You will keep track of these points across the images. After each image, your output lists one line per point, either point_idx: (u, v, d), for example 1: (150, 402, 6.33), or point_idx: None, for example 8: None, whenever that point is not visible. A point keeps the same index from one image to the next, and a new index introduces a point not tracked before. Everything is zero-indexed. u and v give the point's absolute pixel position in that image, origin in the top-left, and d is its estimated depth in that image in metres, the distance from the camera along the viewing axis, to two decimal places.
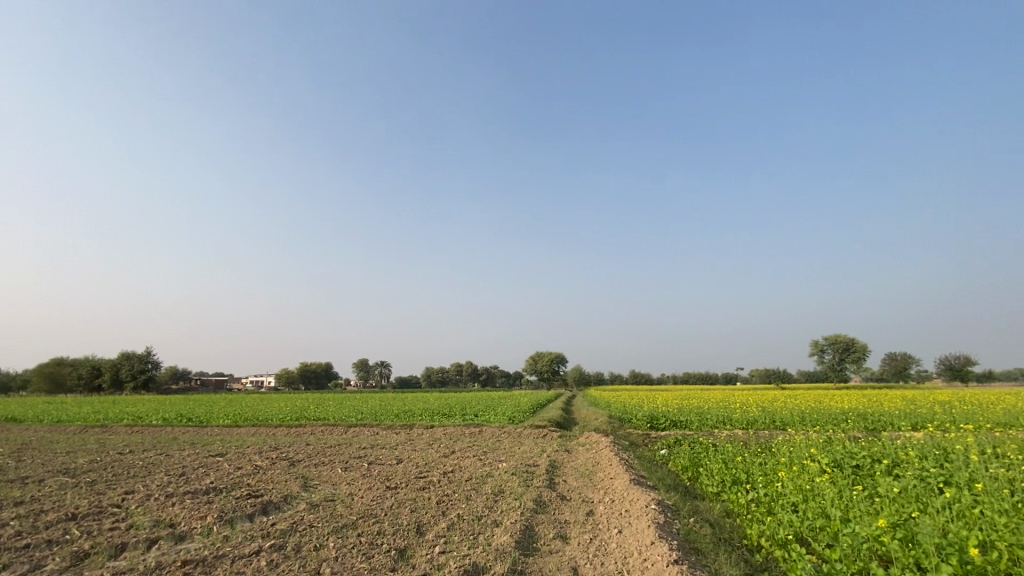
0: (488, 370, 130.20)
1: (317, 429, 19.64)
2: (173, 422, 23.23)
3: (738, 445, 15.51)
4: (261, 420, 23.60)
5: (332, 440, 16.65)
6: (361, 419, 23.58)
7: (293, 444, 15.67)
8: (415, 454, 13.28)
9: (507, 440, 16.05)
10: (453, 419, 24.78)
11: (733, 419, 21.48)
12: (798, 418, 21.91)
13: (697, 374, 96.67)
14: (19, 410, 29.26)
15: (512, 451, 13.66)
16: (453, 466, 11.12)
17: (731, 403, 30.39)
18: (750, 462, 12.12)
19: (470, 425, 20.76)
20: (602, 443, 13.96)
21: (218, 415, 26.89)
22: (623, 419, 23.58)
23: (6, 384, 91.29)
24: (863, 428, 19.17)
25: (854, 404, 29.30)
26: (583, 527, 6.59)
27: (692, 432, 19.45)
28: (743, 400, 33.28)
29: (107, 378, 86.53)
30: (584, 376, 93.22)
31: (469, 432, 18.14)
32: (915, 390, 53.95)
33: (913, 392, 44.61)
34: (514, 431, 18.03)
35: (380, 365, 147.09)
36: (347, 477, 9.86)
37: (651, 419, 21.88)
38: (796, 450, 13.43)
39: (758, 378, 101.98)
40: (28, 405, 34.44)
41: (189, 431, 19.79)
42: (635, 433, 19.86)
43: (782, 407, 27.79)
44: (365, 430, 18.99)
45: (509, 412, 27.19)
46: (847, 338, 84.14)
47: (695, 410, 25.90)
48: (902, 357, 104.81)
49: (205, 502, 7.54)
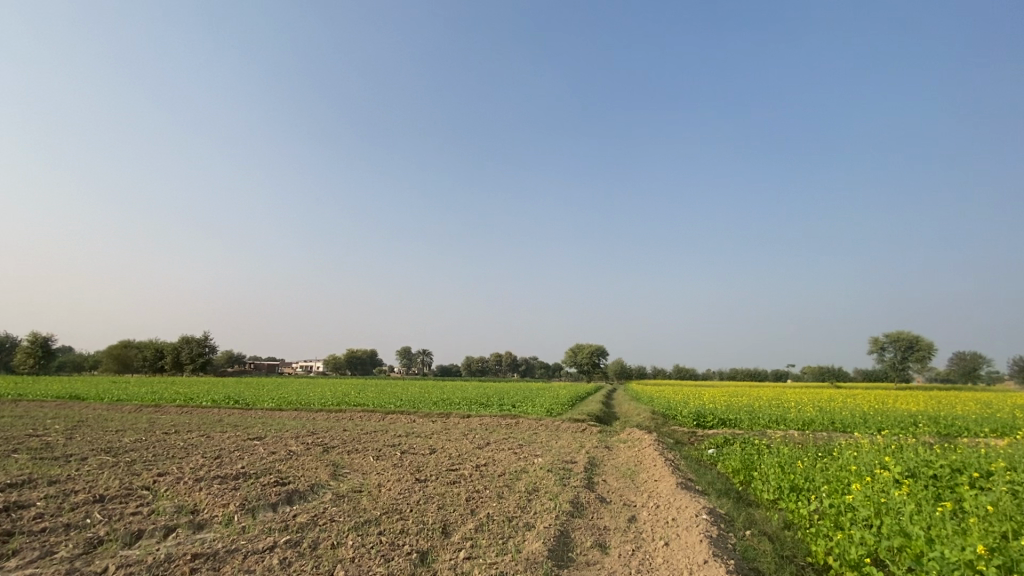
0: (527, 361, 130.25)
1: (356, 415, 19.72)
2: (221, 404, 24.00)
3: (795, 448, 14.37)
4: (304, 404, 24.05)
5: (368, 427, 16.60)
6: (399, 406, 23.67)
7: (330, 430, 15.67)
8: (450, 445, 12.94)
9: (545, 433, 15.51)
10: (491, 410, 24.47)
11: (787, 419, 20.14)
12: (859, 420, 20.33)
13: (744, 370, 93.21)
14: (87, 388, 31.14)
15: (549, 445, 13.11)
16: (487, 459, 10.67)
17: (784, 402, 28.74)
18: (811, 468, 11.07)
19: (507, 416, 20.38)
20: (645, 441, 13.17)
21: (264, 399, 27.65)
22: (667, 415, 22.60)
23: (81, 364, 98.48)
24: (936, 432, 17.50)
25: (923, 406, 27.03)
26: (625, 536, 5.95)
27: (743, 431, 18.31)
28: (796, 398, 31.48)
29: (170, 360, 91.75)
30: (625, 369, 91.52)
31: (506, 424, 17.71)
32: (986, 392, 49.97)
33: (984, 394, 41.28)
34: (553, 425, 17.47)
35: (422, 354, 149.65)
36: (378, 466, 9.56)
37: (698, 416, 20.82)
38: (863, 456, 12.23)
39: (811, 375, 97.22)
40: (96, 384, 36.74)
41: (234, 413, 20.34)
42: (680, 431, 18.91)
43: (841, 407, 26.00)
44: (402, 418, 18.93)
45: (548, 405, 26.68)
46: (910, 335, 78.86)
47: (745, 408, 24.53)
48: (972, 357, 97.44)
49: (231, 489, 7.41)
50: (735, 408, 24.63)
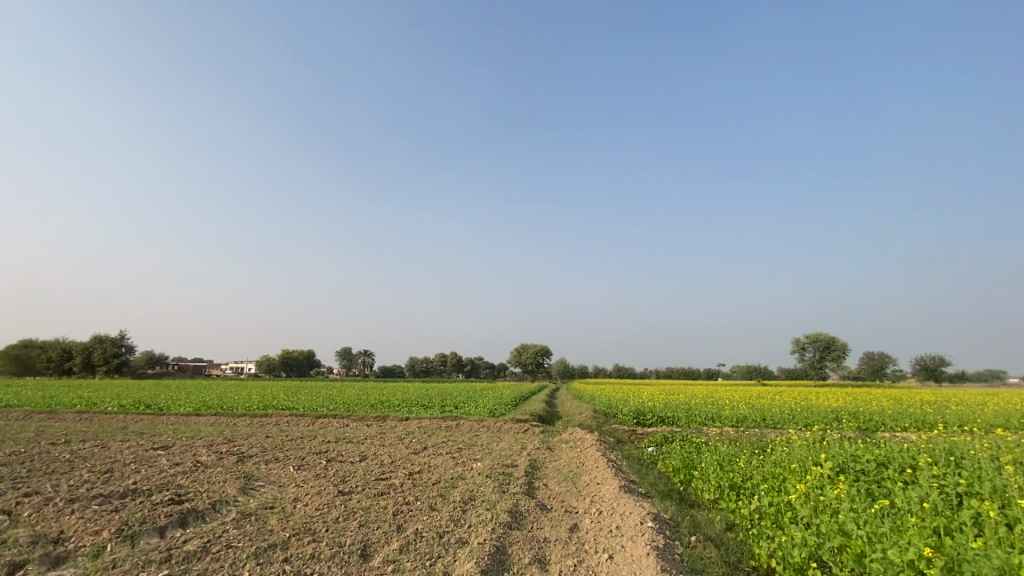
0: (471, 362, 129.36)
1: (283, 420, 18.32)
2: (130, 410, 21.71)
3: (731, 444, 14.57)
4: (226, 409, 22.19)
5: (296, 432, 15.37)
6: (332, 409, 22.31)
7: (251, 437, 14.34)
8: (383, 450, 12.07)
9: (485, 435, 14.93)
10: (431, 411, 23.61)
11: (722, 416, 20.65)
12: (788, 416, 21.16)
13: (680, 369, 96.86)
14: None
15: (489, 448, 12.54)
16: (422, 465, 9.93)
17: (718, 399, 29.69)
18: (748, 465, 11.14)
19: (447, 418, 19.63)
20: (588, 441, 12.87)
21: (181, 403, 25.34)
22: (608, 414, 22.63)
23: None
24: (857, 427, 18.43)
25: (842, 402, 28.71)
26: (567, 548, 5.46)
27: (681, 429, 18.51)
28: (729, 396, 32.67)
29: (78, 361, 83.62)
30: (568, 369, 92.67)
31: (445, 426, 16.96)
32: (890, 388, 54.36)
33: (890, 391, 44.71)
34: (494, 426, 16.91)
35: (363, 354, 145.11)
36: (298, 478, 8.61)
37: (638, 414, 20.94)
38: (795, 452, 12.50)
39: (740, 374, 102.48)
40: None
41: (142, 419, 18.35)
42: (621, 429, 18.89)
43: (770, 404, 27.14)
44: (334, 422, 17.74)
45: (490, 405, 26.16)
46: (828, 336, 84.77)
47: (683, 406, 25.02)
48: (880, 357, 106.22)
49: (112, 510, 6.31)
50: (673, 406, 25.08)
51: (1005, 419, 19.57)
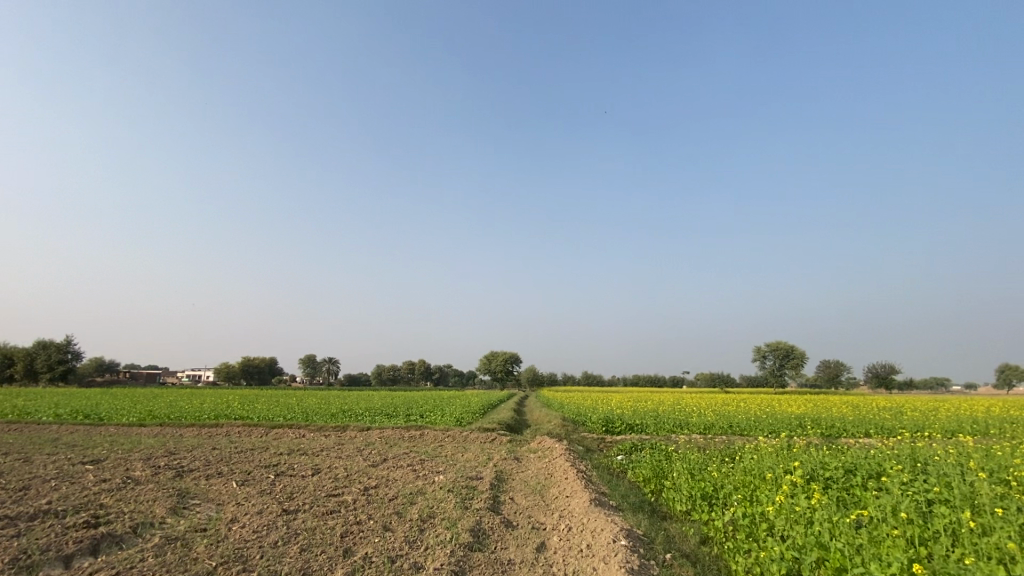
0: (440, 369, 127.78)
1: (235, 430, 17.23)
2: (66, 420, 20.12)
3: (701, 452, 14.37)
4: (174, 418, 20.83)
5: (247, 444, 14.40)
6: (290, 418, 21.22)
7: (197, 449, 13.34)
8: (339, 463, 11.31)
9: (449, 445, 14.28)
10: (395, 420, 22.76)
11: (690, 424, 20.58)
12: (754, 423, 21.26)
13: (647, 377, 98.07)
14: None
15: (454, 459, 11.92)
16: (380, 479, 9.26)
17: (685, 406, 29.82)
18: (719, 474, 10.92)
19: (411, 427, 18.89)
20: (557, 451, 12.41)
21: (125, 413, 23.71)
22: (577, 422, 22.29)
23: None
24: (821, 434, 18.62)
25: (805, 409, 29.19)
26: (533, 572, 4.97)
27: (650, 436, 18.30)
28: (695, 403, 32.92)
29: (18, 369, 78.39)
30: (537, 376, 92.47)
31: (408, 436, 16.22)
32: (846, 395, 56.23)
33: (845, 398, 46.23)
34: (459, 435, 16.29)
35: (329, 362, 141.40)
36: (240, 495, 7.85)
37: (606, 422, 20.65)
38: (765, 459, 12.36)
39: (705, 381, 104.41)
40: None
41: (78, 430, 16.91)
42: (590, 437, 18.54)
43: (736, 411, 27.34)
44: (290, 432, 16.76)
45: (457, 413, 25.44)
46: (788, 344, 87.42)
47: (651, 413, 24.89)
48: (835, 365, 110.25)
49: (10, 535, 5.47)
50: (641, 413, 24.94)
51: (958, 425, 20.16)
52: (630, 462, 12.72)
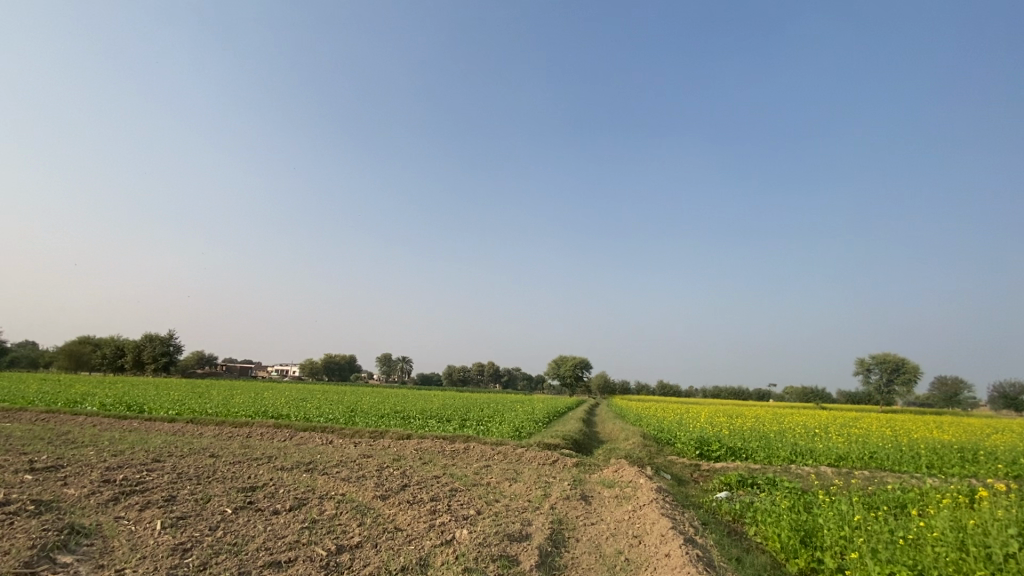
0: (509, 372, 126.21)
1: (258, 432, 14.96)
2: (103, 412, 18.97)
3: (855, 503, 10.06)
4: (208, 414, 19.15)
5: (255, 452, 11.91)
6: (328, 420, 18.85)
7: (193, 455, 10.99)
8: (342, 490, 8.34)
9: (498, 469, 10.92)
10: (446, 427, 19.94)
11: (812, 451, 15.96)
12: (903, 455, 16.16)
13: (728, 388, 90.13)
14: None
15: (497, 494, 8.54)
16: (374, 528, 6.10)
17: (791, 426, 24.72)
18: (916, 547, 6.89)
19: (457, 437, 15.84)
20: (644, 489, 8.62)
21: (169, 406, 22.45)
22: (661, 442, 18.28)
23: (35, 359, 91.27)
24: (1014, 477, 13.41)
25: (952, 436, 23.05)
26: None
27: (763, 468, 13.95)
28: (803, 422, 27.42)
29: (129, 358, 85.43)
30: (608, 383, 87.74)
31: (449, 450, 13.02)
32: (970, 416, 47.13)
33: (978, 420, 38.13)
34: (512, 453, 12.90)
35: (402, 361, 144.43)
36: (140, 550, 4.97)
37: (699, 443, 16.50)
38: (978, 516, 8.00)
39: (795, 396, 93.87)
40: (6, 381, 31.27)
41: (98, 425, 15.39)
42: (680, 465, 14.45)
43: (864, 435, 21.80)
44: (315, 439, 14.20)
45: (516, 422, 22.17)
46: (896, 356, 76.32)
47: (754, 434, 20.24)
48: (954, 382, 95.81)
49: None
50: (740, 433, 20.32)
51: None
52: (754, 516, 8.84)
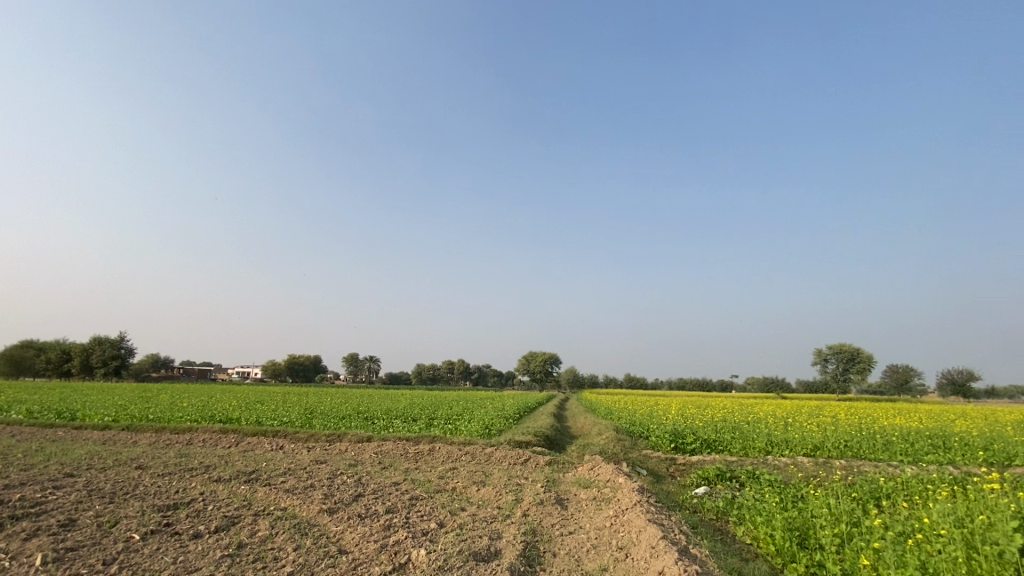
0: (480, 369, 125.28)
1: (201, 439, 13.57)
2: (26, 420, 17.07)
3: (838, 496, 9.64)
4: (148, 420, 17.51)
5: (192, 461, 10.63)
6: (283, 422, 17.50)
7: (116, 467, 9.66)
8: (285, 503, 7.29)
9: (465, 472, 10.02)
10: (411, 427, 18.89)
11: (787, 441, 15.69)
12: (875, 442, 16.08)
13: (694, 381, 91.65)
14: None
15: (463, 501, 7.68)
16: (313, 552, 5.13)
17: (760, 416, 24.74)
18: (920, 547, 6.42)
19: (422, 438, 14.84)
20: (625, 489, 7.88)
21: (105, 411, 20.53)
22: (635, 436, 17.75)
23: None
24: (984, 462, 13.42)
25: (914, 422, 23.43)
26: None
27: (740, 460, 13.53)
28: (771, 412, 27.56)
29: (76, 363, 80.41)
30: (578, 378, 87.81)
31: (412, 453, 12.02)
32: (921, 403, 48.87)
33: (931, 406, 39.44)
34: (480, 453, 12.00)
35: (369, 361, 141.43)
36: None
37: (674, 437, 16.00)
38: (973, 508, 7.63)
39: (758, 386, 96.23)
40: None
41: (14, 436, 13.67)
42: (656, 460, 13.87)
43: (833, 423, 21.88)
44: (264, 444, 12.96)
45: (486, 419, 21.29)
46: (852, 346, 79.03)
47: (727, 425, 19.95)
48: (904, 369, 100.16)
49: None
50: (712, 424, 20.02)
51: None
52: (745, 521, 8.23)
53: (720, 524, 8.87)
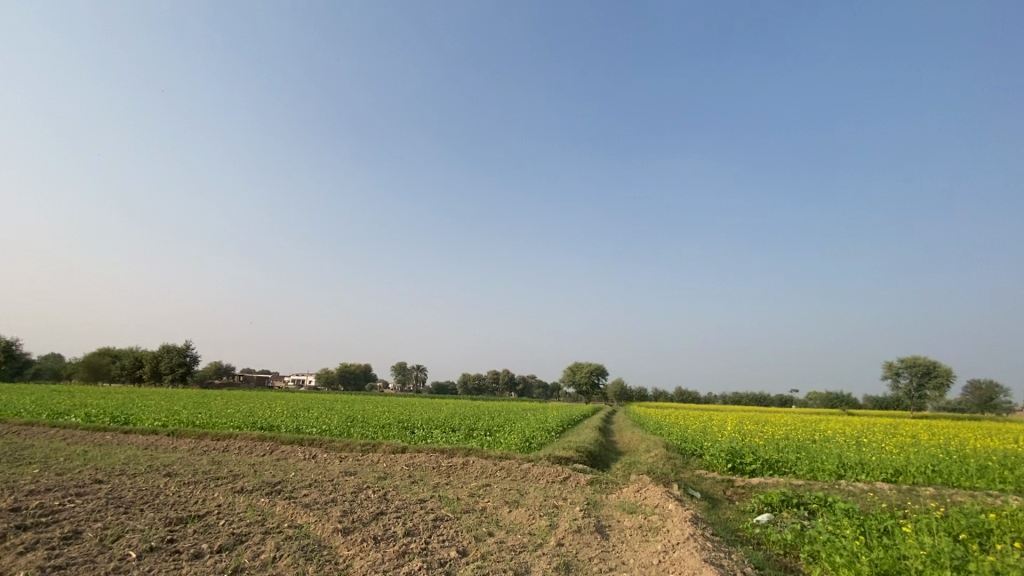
0: (525, 380, 124.46)
1: (237, 446, 13.46)
2: (82, 424, 17.66)
3: (931, 533, 8.22)
4: (193, 425, 17.75)
5: (221, 470, 10.39)
6: (320, 431, 17.31)
7: (146, 474, 9.53)
8: (300, 521, 6.76)
9: (498, 490, 9.26)
10: (450, 438, 18.29)
11: (862, 464, 13.97)
12: (968, 467, 14.07)
13: (749, 396, 87.00)
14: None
15: (491, 525, 6.92)
16: None
17: (828, 434, 22.60)
18: None
19: (458, 450, 14.19)
20: (675, 518, 6.89)
21: (157, 417, 21.11)
22: (687, 454, 16.43)
23: (60, 371, 92.48)
24: None
25: (1009, 444, 20.76)
26: None
27: (808, 484, 12.07)
28: (840, 430, 25.22)
29: (147, 369, 85.70)
30: (625, 390, 85.38)
31: (444, 466, 11.36)
32: (1011, 423, 43.88)
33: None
34: (516, 469, 11.21)
35: (416, 370, 143.41)
36: None
37: (731, 456, 14.62)
38: None
39: (820, 402, 90.26)
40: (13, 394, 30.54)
41: (65, 439, 14.04)
42: (710, 482, 12.62)
43: (912, 444, 19.65)
44: (297, 453, 12.68)
45: (527, 432, 20.44)
46: (927, 359, 72.66)
47: (790, 444, 18.25)
48: (988, 385, 91.24)
49: None
50: (774, 443, 18.33)
51: None
52: (820, 560, 7.04)
53: (789, 563, 7.68)
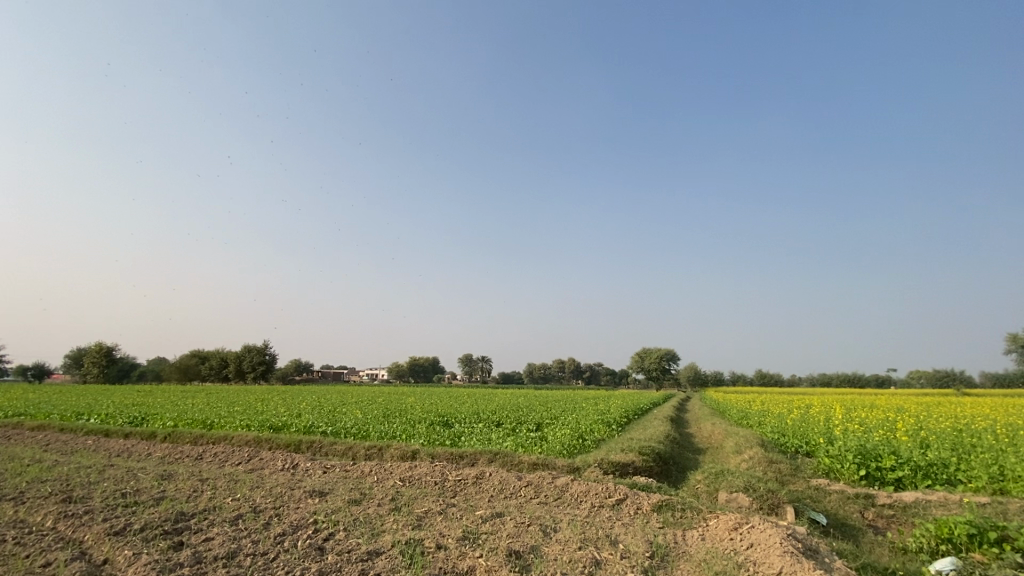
0: (592, 368, 120.22)
1: (215, 453, 11.00)
2: (91, 426, 16.19)
3: None
4: (201, 425, 15.86)
5: (152, 489, 7.85)
6: (335, 431, 14.85)
7: (40, 499, 7.10)
8: None
9: (509, 530, 5.93)
10: (486, 436, 15.28)
11: None
12: None
13: (843, 378, 78.05)
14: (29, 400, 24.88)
15: None
16: None
17: (980, 422, 17.37)
18: None
19: (483, 455, 11.08)
20: None
21: (179, 415, 19.65)
22: (791, 454, 12.49)
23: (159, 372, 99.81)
24: None
25: None
26: None
27: (1004, 507, 7.88)
28: (991, 416, 19.65)
29: (230, 368, 90.13)
30: (700, 376, 79.24)
31: (449, 483, 8.20)
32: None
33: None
34: (548, 486, 7.89)
35: (482, 362, 143.07)
36: None
37: (862, 456, 10.50)
38: None
39: (927, 382, 79.48)
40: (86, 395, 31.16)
41: (43, 445, 12.37)
42: (837, 501, 8.63)
43: None
44: (277, 462, 10.05)
45: (583, 426, 17.06)
46: None
47: (935, 438, 13.64)
48: None
49: None
50: (912, 437, 13.76)
51: None
52: None
53: None
